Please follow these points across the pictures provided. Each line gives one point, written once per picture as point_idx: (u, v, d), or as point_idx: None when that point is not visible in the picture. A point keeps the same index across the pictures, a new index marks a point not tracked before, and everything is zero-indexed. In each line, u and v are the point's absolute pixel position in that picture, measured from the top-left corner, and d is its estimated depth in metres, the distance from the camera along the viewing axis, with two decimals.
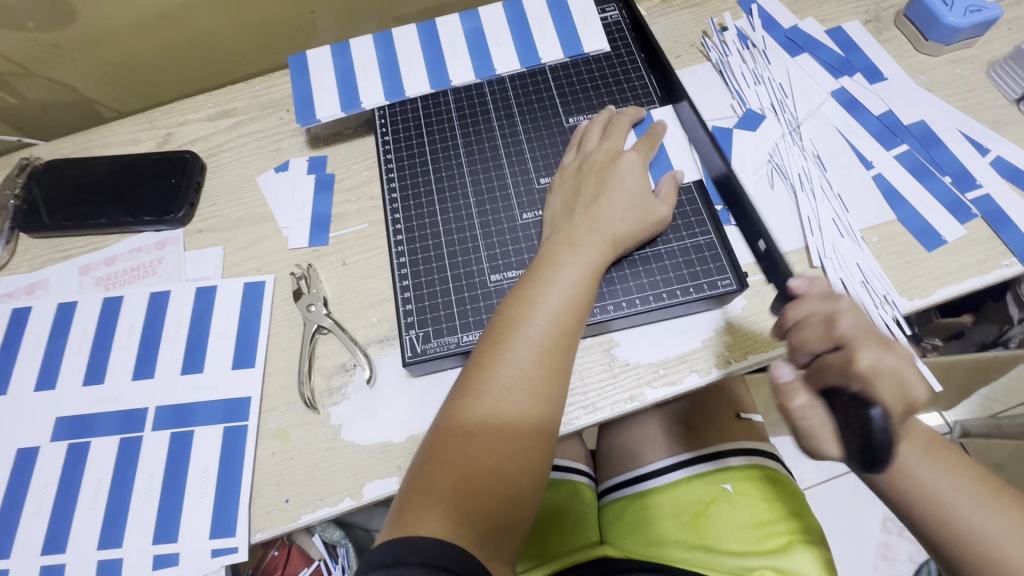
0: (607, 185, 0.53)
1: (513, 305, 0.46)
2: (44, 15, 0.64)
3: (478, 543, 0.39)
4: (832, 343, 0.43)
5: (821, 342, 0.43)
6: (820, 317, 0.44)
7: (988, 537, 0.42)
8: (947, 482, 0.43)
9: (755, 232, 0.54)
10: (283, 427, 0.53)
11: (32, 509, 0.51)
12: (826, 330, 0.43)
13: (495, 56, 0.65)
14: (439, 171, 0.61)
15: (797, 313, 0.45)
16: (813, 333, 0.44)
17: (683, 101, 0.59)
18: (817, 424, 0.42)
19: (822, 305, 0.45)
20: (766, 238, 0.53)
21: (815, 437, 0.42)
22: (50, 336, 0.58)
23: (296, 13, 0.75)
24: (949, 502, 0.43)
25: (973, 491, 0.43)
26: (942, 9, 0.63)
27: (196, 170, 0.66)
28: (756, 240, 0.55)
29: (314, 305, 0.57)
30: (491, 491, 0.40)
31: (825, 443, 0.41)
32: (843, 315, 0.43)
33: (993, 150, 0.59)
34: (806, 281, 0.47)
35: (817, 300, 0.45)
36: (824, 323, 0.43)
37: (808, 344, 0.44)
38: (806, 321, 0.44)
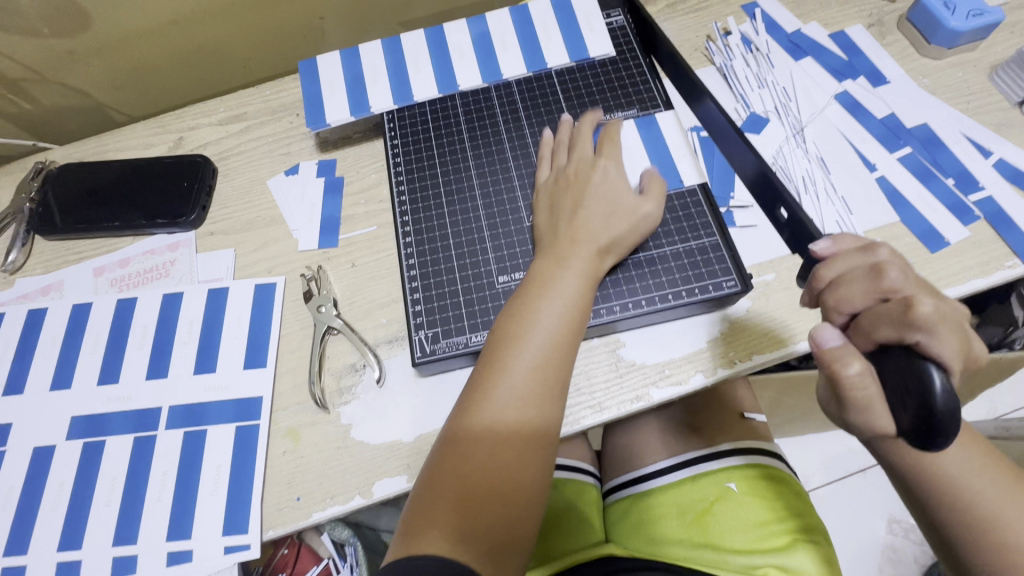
0: (585, 194, 0.53)
1: (505, 325, 0.47)
2: (60, 22, 0.65)
3: (483, 560, 0.39)
4: (877, 296, 0.38)
5: (864, 297, 0.38)
6: (861, 270, 0.39)
7: (1004, 522, 0.40)
8: (968, 463, 0.41)
9: (778, 198, 0.51)
10: (294, 426, 0.54)
11: (49, 507, 0.52)
12: (871, 281, 0.38)
13: (502, 61, 0.66)
14: (447, 174, 0.61)
15: (833, 271, 0.41)
16: (854, 287, 0.39)
17: (706, 100, 0.57)
18: (871, 390, 0.36)
19: (861, 260, 0.40)
20: (787, 204, 0.50)
21: (870, 407, 0.36)
22: (65, 337, 0.59)
23: (305, 19, 0.77)
24: (970, 485, 0.40)
25: (991, 474, 0.41)
26: (944, 13, 0.63)
27: (207, 173, 0.67)
28: (778, 207, 0.52)
29: (324, 306, 0.58)
30: (491, 507, 0.41)
31: (881, 409, 0.36)
32: (889, 266, 0.38)
33: (996, 152, 0.60)
34: (831, 242, 0.43)
35: (854, 254, 0.41)
36: (868, 275, 0.38)
37: (851, 300, 0.39)
38: (845, 277, 0.40)
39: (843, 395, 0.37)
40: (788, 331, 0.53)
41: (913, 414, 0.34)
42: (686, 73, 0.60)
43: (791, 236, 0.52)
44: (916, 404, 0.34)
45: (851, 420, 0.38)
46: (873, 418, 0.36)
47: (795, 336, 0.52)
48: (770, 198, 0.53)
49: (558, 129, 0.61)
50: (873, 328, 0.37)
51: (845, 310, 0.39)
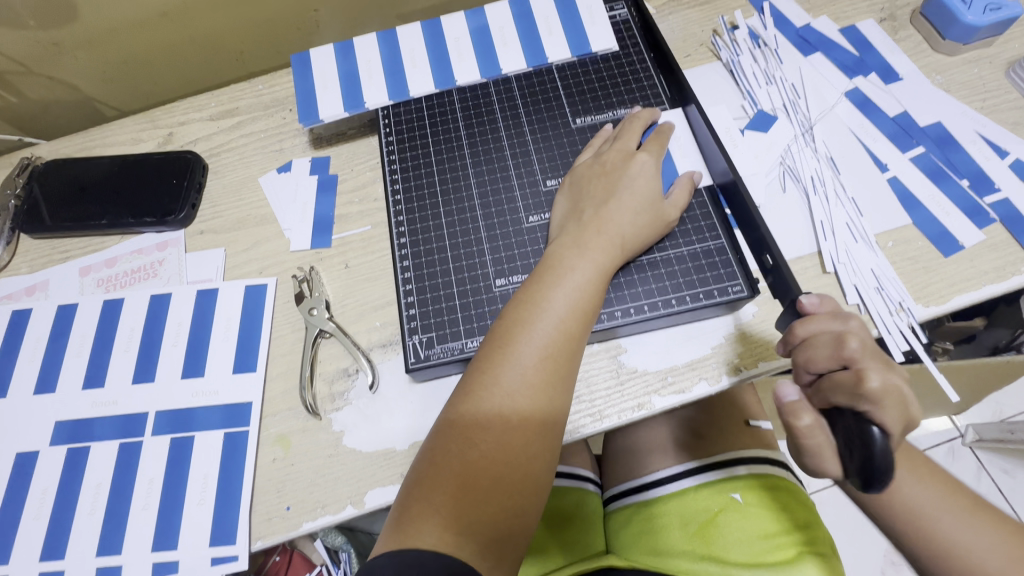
0: (617, 187, 0.51)
1: (516, 309, 0.45)
2: (45, 14, 0.63)
3: (480, 554, 0.38)
4: (839, 364, 0.37)
5: (828, 361, 0.38)
6: (829, 336, 0.39)
7: (962, 550, 0.42)
8: (930, 497, 0.43)
9: (763, 246, 0.50)
10: (284, 433, 0.52)
11: (31, 514, 0.50)
12: (834, 349, 0.38)
13: (501, 55, 0.64)
14: (443, 172, 0.60)
15: (805, 331, 0.40)
16: (819, 351, 0.39)
17: (693, 105, 0.56)
18: (821, 439, 0.38)
19: (832, 324, 0.40)
20: (772, 252, 0.49)
21: (817, 456, 0.38)
22: (50, 338, 0.57)
23: (299, 12, 0.74)
24: (927, 513, 0.43)
25: (952, 506, 0.43)
26: (960, 7, 0.61)
27: (198, 170, 0.65)
28: (763, 253, 0.51)
29: (316, 308, 0.56)
30: (493, 499, 0.39)
31: (830, 457, 0.37)
32: (853, 335, 0.38)
33: (1012, 153, 0.57)
34: (817, 298, 0.43)
35: (826, 318, 0.40)
36: (832, 342, 0.38)
37: (814, 363, 0.39)
38: (813, 339, 0.39)
39: (797, 443, 0.39)
40: None
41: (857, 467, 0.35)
42: (680, 79, 0.58)
43: (773, 282, 0.51)
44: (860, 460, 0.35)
45: (802, 462, 0.40)
46: (824, 463, 0.38)
47: None
48: (755, 242, 0.52)
49: (616, 125, 0.59)
50: (829, 392, 0.38)
51: (811, 371, 0.39)
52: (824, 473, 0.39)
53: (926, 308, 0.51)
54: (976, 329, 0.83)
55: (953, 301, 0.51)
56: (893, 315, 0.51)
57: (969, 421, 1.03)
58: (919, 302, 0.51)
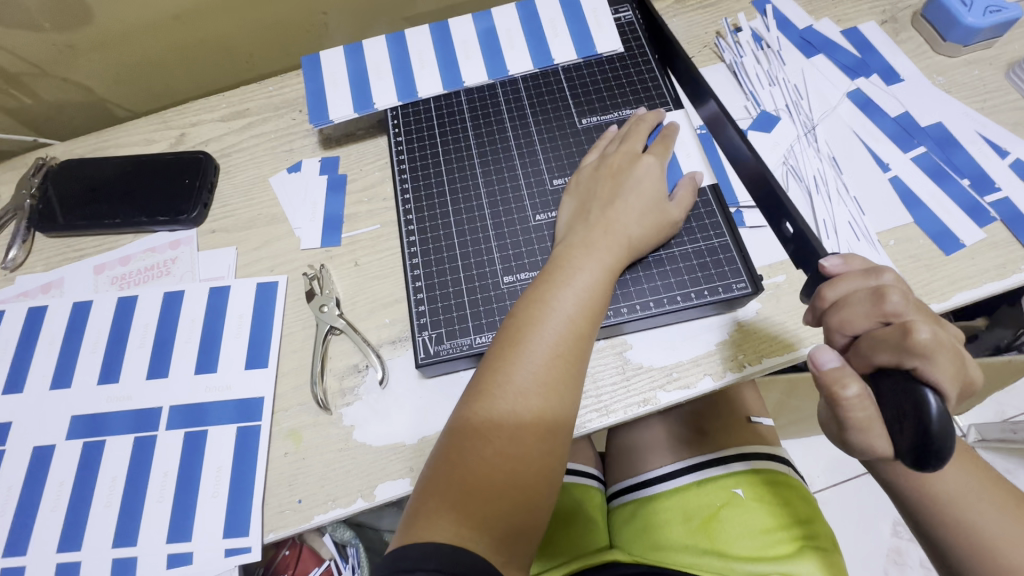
0: (624, 189, 0.52)
1: (526, 308, 0.46)
2: (60, 16, 0.64)
3: (494, 548, 0.38)
4: (879, 320, 0.38)
5: (866, 319, 0.39)
6: (864, 293, 0.39)
7: (1007, 547, 0.41)
8: (968, 487, 0.43)
9: (783, 213, 0.51)
10: (295, 428, 0.53)
11: (48, 507, 0.51)
12: (874, 303, 0.38)
13: (508, 57, 0.65)
14: (452, 172, 0.61)
15: (835, 293, 0.41)
16: (856, 309, 0.39)
17: (711, 101, 0.57)
18: (870, 411, 0.37)
19: (863, 283, 0.40)
20: (794, 220, 0.50)
21: (865, 430, 0.37)
22: (66, 335, 0.59)
23: (308, 14, 0.75)
24: (970, 509, 0.42)
25: (990, 497, 0.43)
26: (960, 9, 0.62)
27: (209, 170, 0.66)
28: (783, 221, 0.52)
29: (327, 305, 0.57)
30: (506, 495, 0.40)
31: (879, 431, 0.37)
32: (891, 289, 0.38)
33: (1013, 153, 0.58)
34: (841, 260, 0.43)
35: (857, 277, 0.41)
36: (869, 298, 0.39)
37: (852, 323, 0.39)
38: (847, 299, 0.40)
39: (842, 416, 0.38)
40: (798, 335, 0.52)
41: (910, 433, 0.34)
42: (692, 71, 0.59)
43: (795, 251, 0.52)
44: (913, 428, 0.33)
45: (850, 438, 0.39)
46: (873, 437, 0.37)
47: (804, 341, 0.51)
48: (774, 212, 0.53)
49: (622, 126, 0.60)
50: (872, 351, 0.38)
51: (847, 332, 0.40)
52: (877, 449, 0.38)
53: (928, 305, 0.52)
54: (977, 328, 0.84)
55: (958, 297, 0.52)
56: None
57: (971, 420, 1.04)
58: (920, 299, 0.52)
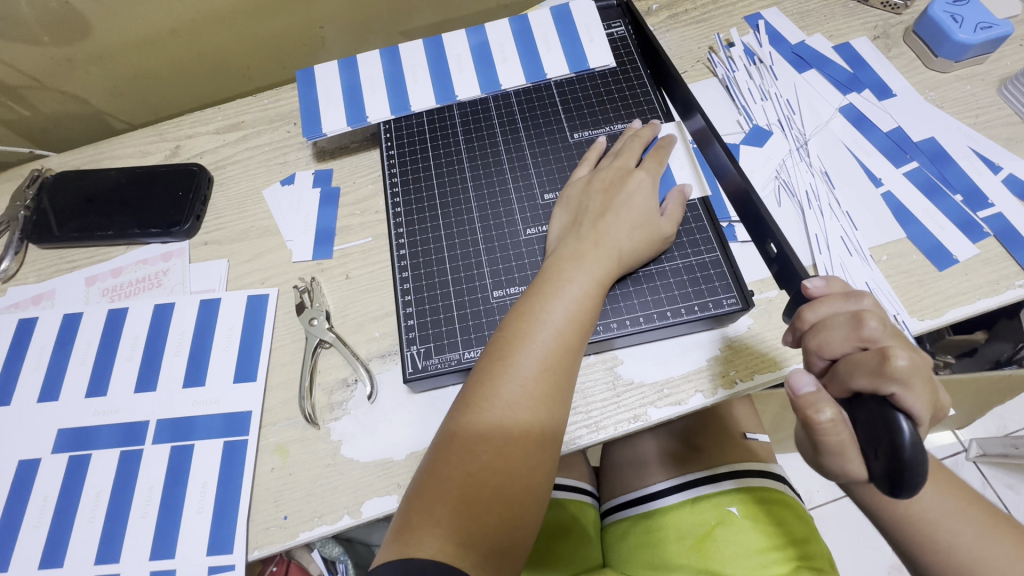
0: (615, 202, 0.52)
1: (516, 321, 0.46)
2: (58, 31, 0.65)
3: (480, 565, 0.38)
4: (858, 344, 0.37)
5: (844, 343, 0.38)
6: (843, 316, 0.39)
7: (983, 568, 0.40)
8: (944, 508, 0.42)
9: (767, 233, 0.50)
10: (283, 442, 0.52)
11: (31, 522, 0.51)
12: (852, 326, 0.38)
13: (501, 71, 0.65)
14: (443, 185, 0.61)
15: (815, 315, 0.41)
16: (835, 333, 0.39)
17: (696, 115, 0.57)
18: (844, 435, 0.37)
19: (843, 306, 0.40)
20: (777, 240, 0.49)
21: (842, 453, 0.37)
22: (55, 347, 0.58)
23: (305, 28, 0.76)
24: (946, 530, 0.42)
25: (968, 518, 0.42)
26: (951, 25, 0.62)
27: (203, 182, 0.66)
28: (768, 241, 0.51)
29: (317, 318, 0.57)
30: (494, 510, 0.40)
31: (853, 455, 0.37)
32: (870, 314, 0.38)
33: (1005, 168, 0.58)
34: (823, 281, 0.43)
35: (837, 300, 0.41)
36: (849, 322, 0.38)
37: (830, 345, 0.39)
38: (827, 322, 0.40)
39: (819, 440, 0.38)
40: (791, 350, 0.51)
41: (884, 458, 0.34)
42: (680, 86, 0.59)
43: (779, 271, 0.51)
44: (887, 453, 0.34)
45: (826, 463, 0.39)
46: (847, 461, 0.37)
47: (796, 357, 0.51)
48: (759, 233, 0.52)
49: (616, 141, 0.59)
50: (849, 376, 0.37)
51: (825, 355, 0.40)
52: (852, 472, 0.37)
53: (922, 321, 0.51)
54: (976, 342, 0.83)
55: (951, 313, 0.52)
56: None
57: (973, 434, 1.03)
58: (914, 315, 0.52)
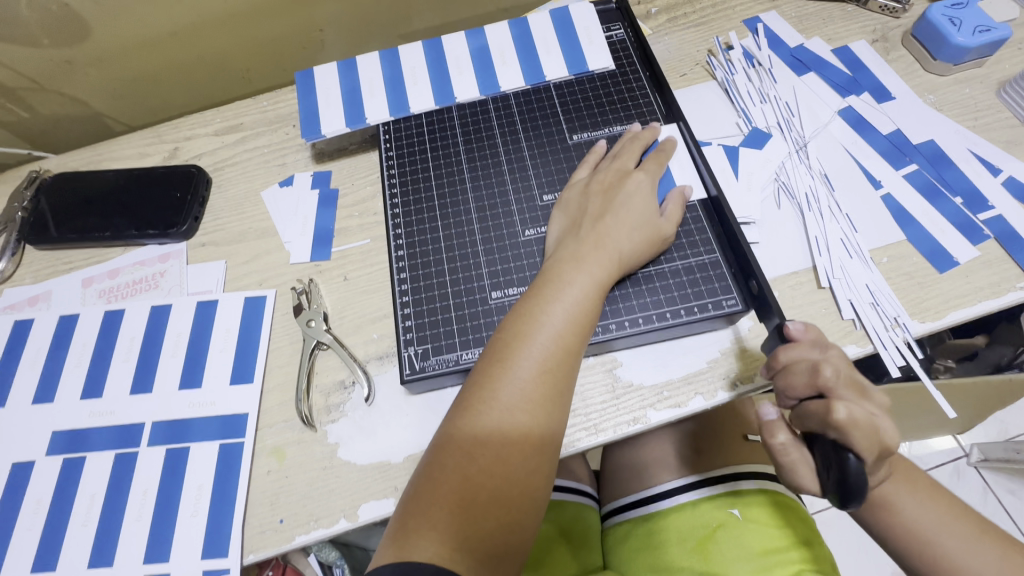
0: (614, 204, 0.52)
1: (515, 323, 0.45)
2: (58, 32, 0.65)
3: (476, 569, 0.37)
4: (814, 392, 0.41)
5: (803, 389, 0.41)
6: (805, 365, 0.42)
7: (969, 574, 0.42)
8: (930, 519, 0.44)
9: (749, 271, 0.50)
10: (279, 445, 0.52)
11: (25, 525, 0.50)
12: (810, 376, 0.41)
13: (500, 73, 0.65)
14: (442, 186, 0.61)
15: (787, 357, 0.43)
16: (795, 379, 0.42)
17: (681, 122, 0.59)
18: (796, 456, 0.43)
19: (810, 353, 0.42)
20: (758, 280, 0.49)
21: (796, 471, 0.43)
22: (50, 349, 0.58)
23: (304, 31, 0.76)
24: (931, 540, 0.44)
25: (953, 529, 0.44)
26: (949, 28, 0.62)
27: (202, 184, 0.66)
28: (750, 280, 0.50)
29: (314, 320, 0.57)
30: (492, 513, 0.39)
31: (805, 473, 0.43)
32: (827, 364, 0.41)
33: (1005, 170, 0.58)
34: (802, 327, 0.44)
35: (804, 347, 0.42)
36: (807, 372, 0.41)
37: (792, 389, 0.42)
38: (790, 367, 0.42)
39: (778, 459, 0.44)
40: None
41: (833, 483, 0.39)
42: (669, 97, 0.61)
43: (759, 310, 0.50)
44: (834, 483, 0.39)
45: (785, 477, 0.45)
46: (801, 478, 0.43)
47: None
48: (742, 270, 0.51)
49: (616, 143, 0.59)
50: (806, 415, 0.41)
51: (790, 396, 0.43)
52: (805, 489, 0.44)
53: (923, 324, 0.51)
54: (977, 346, 0.82)
55: (953, 315, 0.51)
56: (888, 332, 0.51)
57: (974, 439, 1.02)
58: (915, 318, 0.51)
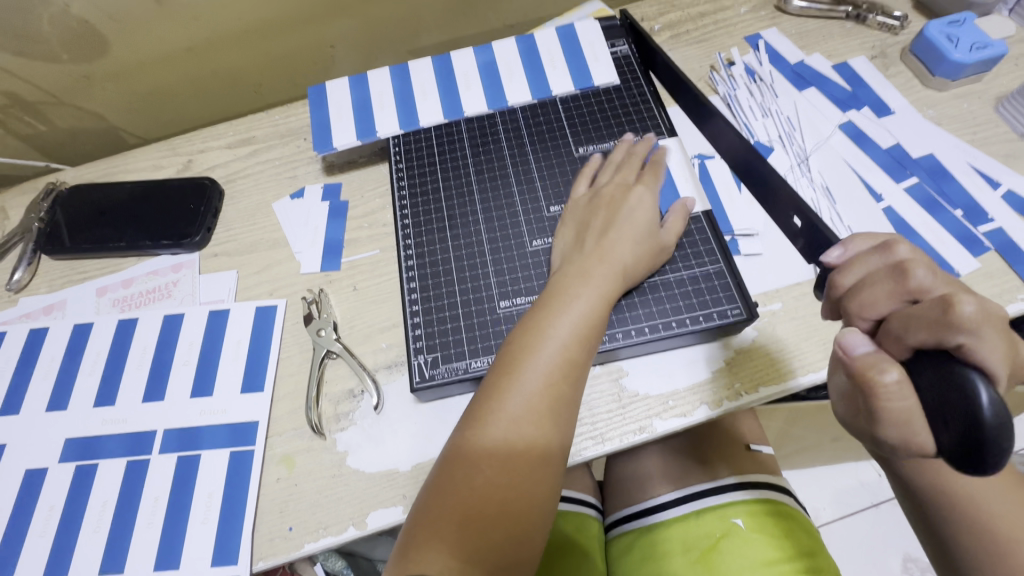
0: (617, 217, 0.53)
1: (523, 336, 0.46)
2: (78, 48, 0.67)
3: None
4: (905, 297, 0.36)
5: (890, 299, 0.37)
6: (885, 271, 0.38)
7: None
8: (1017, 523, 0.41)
9: (791, 207, 0.53)
10: (289, 453, 0.52)
11: (37, 531, 0.51)
12: (897, 282, 0.37)
13: (507, 87, 0.67)
14: (451, 198, 0.62)
15: (851, 279, 0.40)
16: (879, 289, 0.38)
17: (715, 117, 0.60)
18: (909, 401, 0.33)
19: (881, 261, 0.39)
20: (801, 213, 0.52)
21: (905, 424, 0.33)
22: (65, 357, 0.59)
23: (315, 47, 0.78)
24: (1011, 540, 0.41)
25: None
26: (946, 45, 0.63)
27: (214, 196, 0.67)
28: (791, 216, 0.54)
29: (324, 329, 0.58)
30: (497, 525, 0.40)
31: (922, 425, 0.33)
32: (915, 264, 0.37)
33: (1004, 184, 0.59)
34: (842, 249, 0.43)
35: (872, 256, 0.40)
36: (892, 276, 0.37)
37: (876, 304, 0.37)
38: (868, 280, 0.39)
39: (878, 407, 0.34)
40: (795, 363, 0.51)
41: (964, 414, 0.31)
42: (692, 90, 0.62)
43: (804, 245, 0.54)
44: (962, 422, 0.31)
45: (883, 434, 0.35)
46: (914, 433, 0.33)
47: (800, 369, 0.51)
48: (782, 210, 0.55)
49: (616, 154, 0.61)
50: (906, 329, 0.35)
51: (869, 315, 0.38)
52: (917, 447, 0.33)
53: None
54: None
55: None
56: None
57: None
58: None
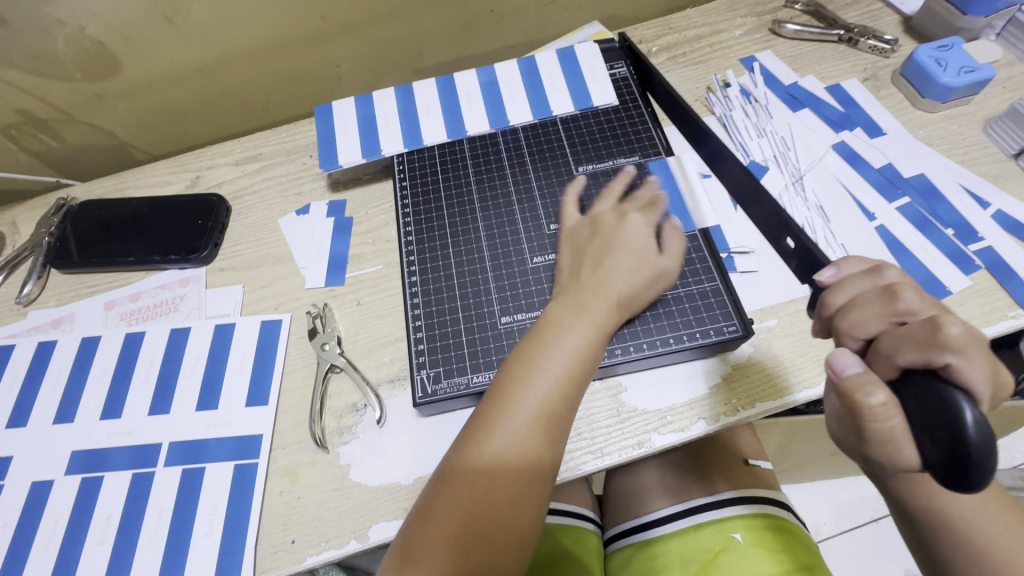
0: (614, 246, 0.53)
1: (525, 354, 0.47)
2: (92, 68, 0.69)
3: None
4: (893, 319, 0.37)
5: (879, 320, 0.38)
6: (874, 293, 0.39)
7: None
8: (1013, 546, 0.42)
9: (784, 227, 0.54)
10: (292, 466, 0.53)
11: (43, 543, 0.51)
12: (885, 304, 0.38)
13: (509, 108, 0.69)
14: (453, 215, 0.63)
15: (843, 297, 0.41)
16: (868, 309, 0.39)
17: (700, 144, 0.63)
18: (896, 420, 0.34)
19: (870, 284, 0.40)
20: (794, 234, 0.53)
21: (893, 442, 0.35)
22: (72, 370, 0.60)
23: (322, 67, 0.80)
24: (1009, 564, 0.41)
25: None
26: (936, 69, 0.65)
27: (221, 212, 0.69)
28: (784, 237, 0.55)
29: (328, 343, 0.59)
30: (483, 542, 0.41)
31: (906, 442, 0.34)
32: (903, 287, 0.38)
33: (994, 204, 0.60)
34: (836, 269, 0.44)
35: (862, 278, 0.41)
36: (881, 298, 0.38)
37: (866, 324, 0.38)
38: (857, 300, 0.40)
39: (865, 425, 0.35)
40: (790, 379, 0.52)
41: (946, 433, 0.32)
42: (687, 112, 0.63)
43: (798, 265, 0.55)
44: (945, 437, 0.32)
45: (873, 452, 0.37)
46: (899, 449, 0.35)
47: (796, 384, 0.52)
48: (776, 228, 0.56)
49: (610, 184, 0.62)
50: (895, 350, 0.36)
51: (858, 335, 0.39)
52: (904, 462, 0.35)
53: None
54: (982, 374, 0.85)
55: None
56: None
57: None
58: None
